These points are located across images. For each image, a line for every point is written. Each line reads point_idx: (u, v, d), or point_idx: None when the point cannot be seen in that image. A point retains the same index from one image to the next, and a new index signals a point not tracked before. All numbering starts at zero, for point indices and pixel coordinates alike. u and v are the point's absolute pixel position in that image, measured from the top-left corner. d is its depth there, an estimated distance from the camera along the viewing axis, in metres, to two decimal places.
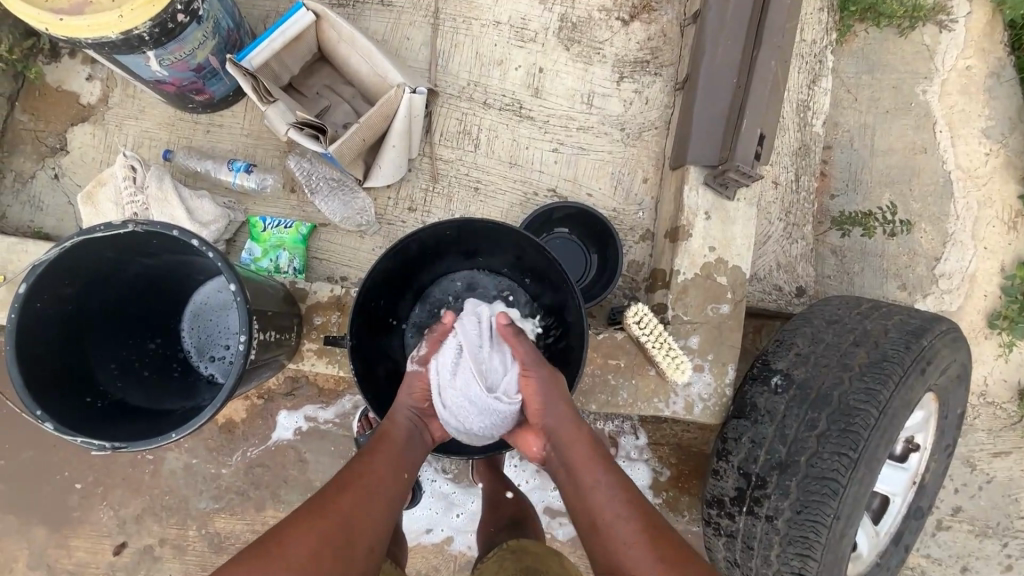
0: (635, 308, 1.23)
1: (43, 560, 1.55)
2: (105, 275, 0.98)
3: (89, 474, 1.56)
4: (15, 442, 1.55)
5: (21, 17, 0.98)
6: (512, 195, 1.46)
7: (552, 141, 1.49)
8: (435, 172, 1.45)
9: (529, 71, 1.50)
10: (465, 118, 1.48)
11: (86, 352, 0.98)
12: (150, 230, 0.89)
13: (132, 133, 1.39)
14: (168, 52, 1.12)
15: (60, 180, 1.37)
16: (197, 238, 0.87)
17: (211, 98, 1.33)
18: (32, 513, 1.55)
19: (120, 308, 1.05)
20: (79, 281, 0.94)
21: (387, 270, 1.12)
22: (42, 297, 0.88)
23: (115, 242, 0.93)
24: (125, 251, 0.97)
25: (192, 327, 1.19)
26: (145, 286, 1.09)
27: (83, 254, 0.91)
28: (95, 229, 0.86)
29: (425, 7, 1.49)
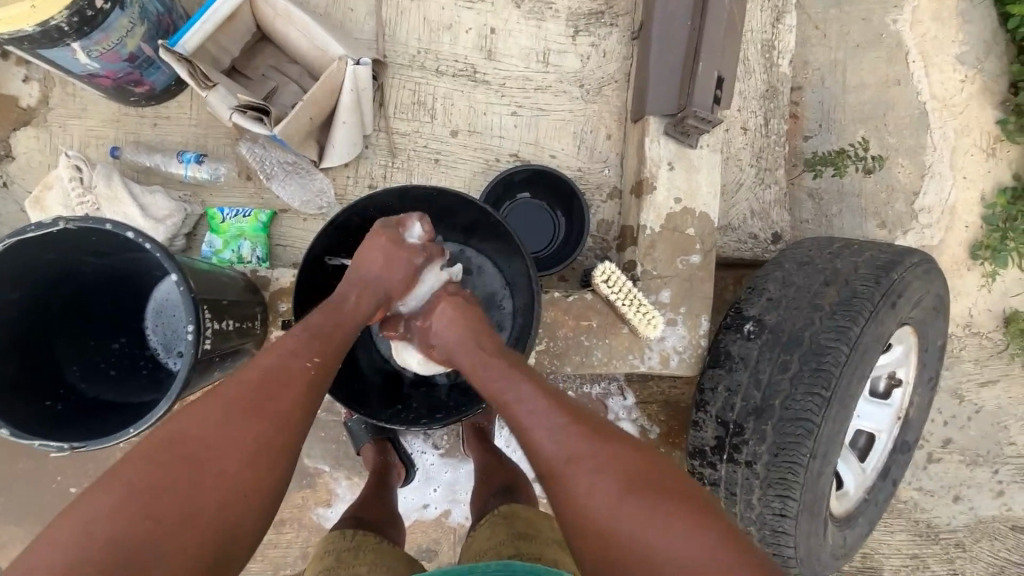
0: (602, 267, 1.21)
1: None
2: (52, 278, 0.96)
3: (83, 479, 1.57)
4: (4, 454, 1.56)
5: None
6: (474, 163, 1.43)
7: (510, 104, 1.45)
8: (392, 146, 1.41)
9: (480, 33, 1.45)
10: (418, 88, 1.43)
11: (42, 355, 0.97)
12: (85, 227, 0.86)
13: (78, 133, 1.35)
14: (94, 43, 1.08)
15: (10, 188, 1.34)
16: (133, 231, 0.85)
17: (151, 88, 1.28)
18: (31, 522, 1.57)
19: (74, 310, 1.04)
20: (24, 286, 0.92)
21: (331, 242, 1.11)
22: None
23: (53, 244, 0.90)
24: (66, 251, 0.94)
25: (156, 323, 1.16)
26: (100, 287, 1.07)
27: (22, 258, 0.89)
28: (27, 230, 0.84)
29: None
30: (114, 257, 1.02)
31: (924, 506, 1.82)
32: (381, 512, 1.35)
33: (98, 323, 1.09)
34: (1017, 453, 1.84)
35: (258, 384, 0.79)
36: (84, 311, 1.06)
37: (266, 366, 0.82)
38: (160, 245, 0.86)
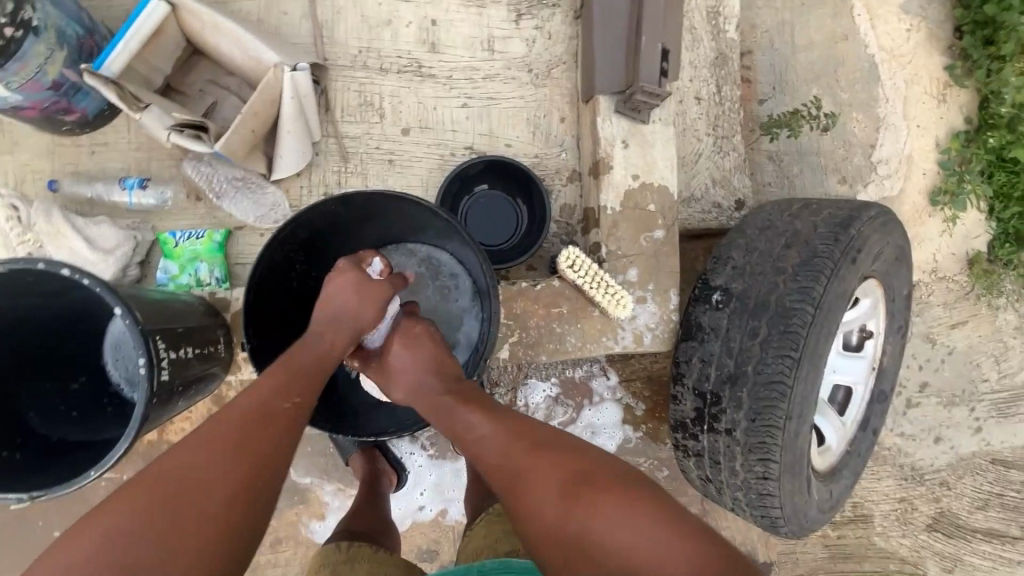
0: (567, 253, 1.21)
1: None
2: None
3: None
4: None
5: None
6: (430, 160, 1.40)
7: (459, 96, 1.42)
8: (343, 151, 1.38)
9: (421, 25, 1.41)
10: (364, 88, 1.40)
11: None
12: (16, 269, 0.82)
13: (12, 168, 1.29)
14: (11, 73, 1.06)
15: None
16: (68, 266, 0.81)
17: (83, 115, 1.23)
18: None
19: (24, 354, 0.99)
20: None
21: (280, 260, 1.09)
22: None
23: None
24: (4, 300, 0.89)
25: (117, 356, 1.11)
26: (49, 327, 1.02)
27: None
28: None
29: None
30: (58, 300, 0.96)
31: (907, 451, 1.87)
32: (375, 521, 1.35)
33: (53, 364, 1.05)
34: (990, 389, 1.90)
35: (242, 421, 0.80)
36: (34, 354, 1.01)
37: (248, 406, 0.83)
38: (99, 278, 0.82)
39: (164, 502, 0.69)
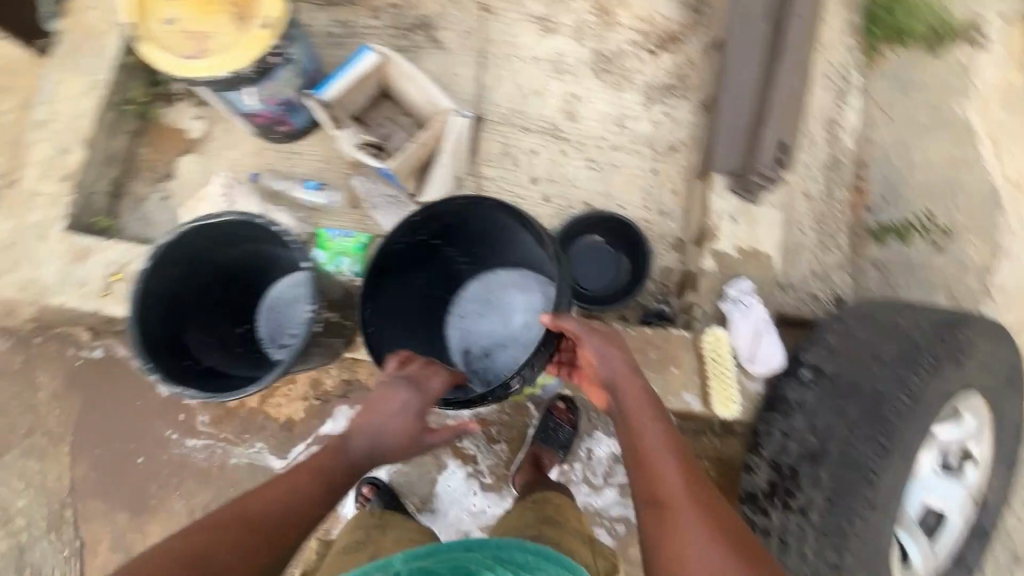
0: (710, 330, 1.28)
1: (123, 544, 1.85)
2: (206, 265, 1.26)
3: (172, 465, 1.87)
4: (123, 434, 1.89)
5: (167, 72, 1.27)
6: (550, 208, 1.60)
7: (586, 159, 1.62)
8: (479, 188, 1.61)
9: (566, 98, 1.66)
10: (507, 138, 1.64)
11: (184, 325, 1.25)
12: (239, 220, 1.19)
13: (227, 160, 1.63)
14: (262, 88, 1.37)
15: (168, 201, 1.61)
16: (276, 224, 1.17)
17: (292, 128, 1.56)
18: (118, 502, 1.87)
19: (212, 300, 1.31)
20: (181, 266, 1.20)
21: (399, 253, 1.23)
22: (155, 274, 1.15)
23: (214, 236, 1.21)
24: (225, 241, 1.24)
25: (270, 322, 1.37)
26: (232, 278, 1.33)
27: (187, 245, 1.19)
28: (200, 219, 1.16)
29: (474, 48, 1.71)
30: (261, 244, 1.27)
31: None
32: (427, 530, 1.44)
33: (228, 312, 1.35)
34: None
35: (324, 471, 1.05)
36: (220, 303, 1.33)
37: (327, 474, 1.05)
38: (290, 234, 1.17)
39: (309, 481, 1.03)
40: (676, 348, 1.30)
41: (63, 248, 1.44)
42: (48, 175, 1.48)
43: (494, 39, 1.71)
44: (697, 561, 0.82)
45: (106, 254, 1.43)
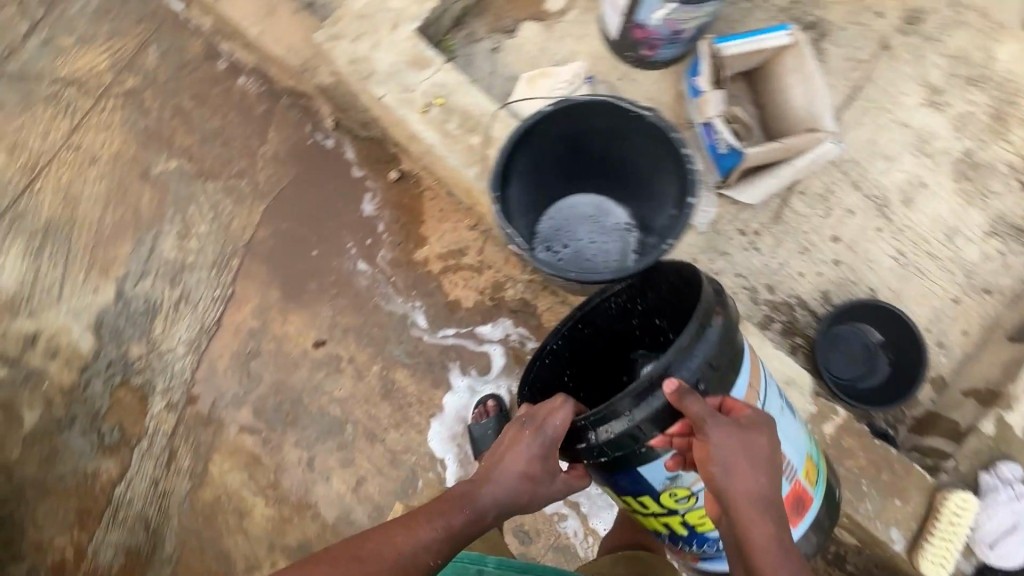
0: (963, 494, 1.21)
1: (262, 315, 1.91)
2: (578, 137, 1.32)
3: (336, 275, 1.92)
4: (312, 224, 1.94)
5: None
6: (834, 274, 1.50)
7: (896, 249, 1.51)
8: (779, 214, 1.51)
9: (911, 180, 1.53)
10: (832, 185, 1.53)
11: (523, 163, 1.30)
12: (654, 123, 1.20)
13: (567, 49, 1.57)
14: (681, 10, 1.30)
15: (495, 54, 1.58)
16: (689, 154, 1.18)
17: (649, 58, 1.49)
18: (277, 278, 1.93)
19: (550, 165, 1.37)
20: (571, 122, 1.26)
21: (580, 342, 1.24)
22: (558, 114, 1.23)
23: (616, 120, 1.26)
24: (637, 153, 1.30)
25: (568, 211, 1.47)
26: (576, 160, 1.39)
27: (597, 109, 1.24)
28: (630, 102, 1.19)
29: (850, 79, 1.58)
30: (649, 180, 1.33)
31: None
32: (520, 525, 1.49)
33: (547, 181, 1.41)
34: None
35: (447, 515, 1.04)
36: (550, 171, 1.39)
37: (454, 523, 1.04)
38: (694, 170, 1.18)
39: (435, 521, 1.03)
40: (908, 484, 1.24)
41: (406, 48, 1.43)
42: None
43: (876, 81, 1.57)
44: None
45: (439, 76, 1.42)
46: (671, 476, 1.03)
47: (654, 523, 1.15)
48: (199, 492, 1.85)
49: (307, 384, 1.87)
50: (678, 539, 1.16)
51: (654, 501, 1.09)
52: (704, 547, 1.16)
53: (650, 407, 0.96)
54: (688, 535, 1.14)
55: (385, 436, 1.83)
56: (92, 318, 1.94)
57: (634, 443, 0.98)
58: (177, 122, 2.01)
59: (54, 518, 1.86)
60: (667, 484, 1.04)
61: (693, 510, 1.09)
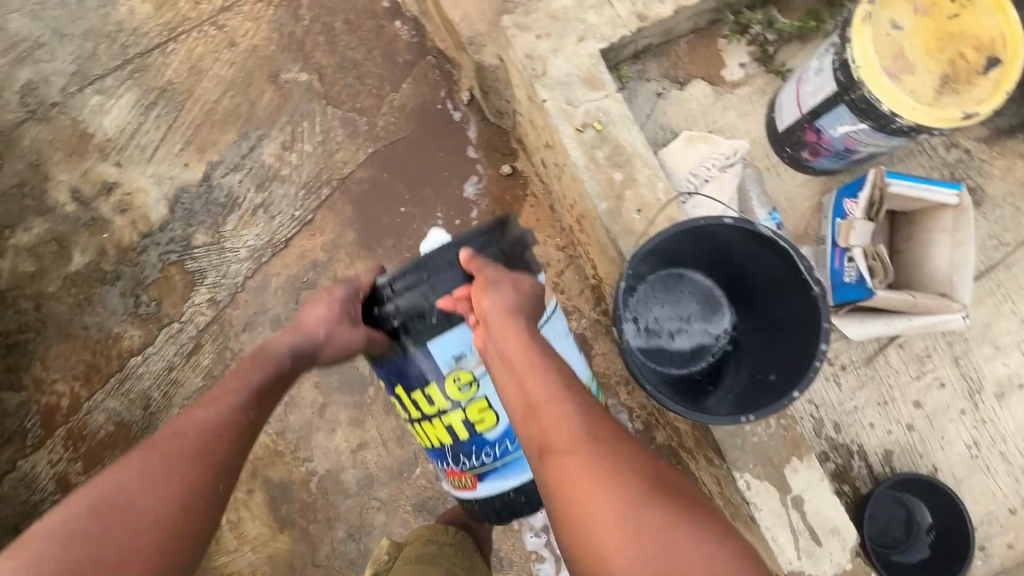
0: None
1: (331, 250, 1.91)
2: (754, 256, 1.20)
3: (414, 242, 1.90)
4: (410, 185, 1.93)
5: (851, 53, 1.15)
6: (903, 437, 1.46)
7: (972, 437, 1.47)
8: (872, 359, 1.48)
9: (1012, 376, 1.49)
10: (934, 351, 1.49)
11: (703, 238, 1.20)
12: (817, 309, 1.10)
13: (728, 122, 1.56)
14: (867, 133, 1.27)
15: (658, 100, 1.56)
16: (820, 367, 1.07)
17: (807, 160, 1.47)
18: (358, 222, 1.92)
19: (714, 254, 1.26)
20: (763, 244, 1.15)
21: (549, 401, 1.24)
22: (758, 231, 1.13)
23: (792, 277, 1.15)
24: (785, 299, 1.19)
25: (680, 285, 1.34)
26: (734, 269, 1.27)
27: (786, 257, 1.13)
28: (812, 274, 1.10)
29: (988, 255, 1.54)
30: (776, 328, 1.22)
31: None
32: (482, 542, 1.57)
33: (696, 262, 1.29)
34: None
35: (230, 430, 0.97)
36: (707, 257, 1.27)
37: (222, 426, 0.97)
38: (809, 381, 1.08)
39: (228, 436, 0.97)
40: None
41: (584, 64, 1.41)
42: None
43: (1013, 267, 1.53)
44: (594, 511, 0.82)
45: (606, 101, 1.40)
46: (457, 356, 1.07)
47: (429, 430, 1.18)
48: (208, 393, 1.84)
49: None
50: (459, 449, 1.16)
51: (438, 394, 1.10)
52: (487, 458, 1.16)
53: (451, 276, 1.02)
54: (453, 437, 1.16)
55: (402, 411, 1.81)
56: (172, 191, 1.94)
57: (424, 309, 1.02)
58: (323, 39, 2.01)
59: (63, 364, 1.85)
60: (452, 366, 1.08)
61: (474, 403, 1.11)
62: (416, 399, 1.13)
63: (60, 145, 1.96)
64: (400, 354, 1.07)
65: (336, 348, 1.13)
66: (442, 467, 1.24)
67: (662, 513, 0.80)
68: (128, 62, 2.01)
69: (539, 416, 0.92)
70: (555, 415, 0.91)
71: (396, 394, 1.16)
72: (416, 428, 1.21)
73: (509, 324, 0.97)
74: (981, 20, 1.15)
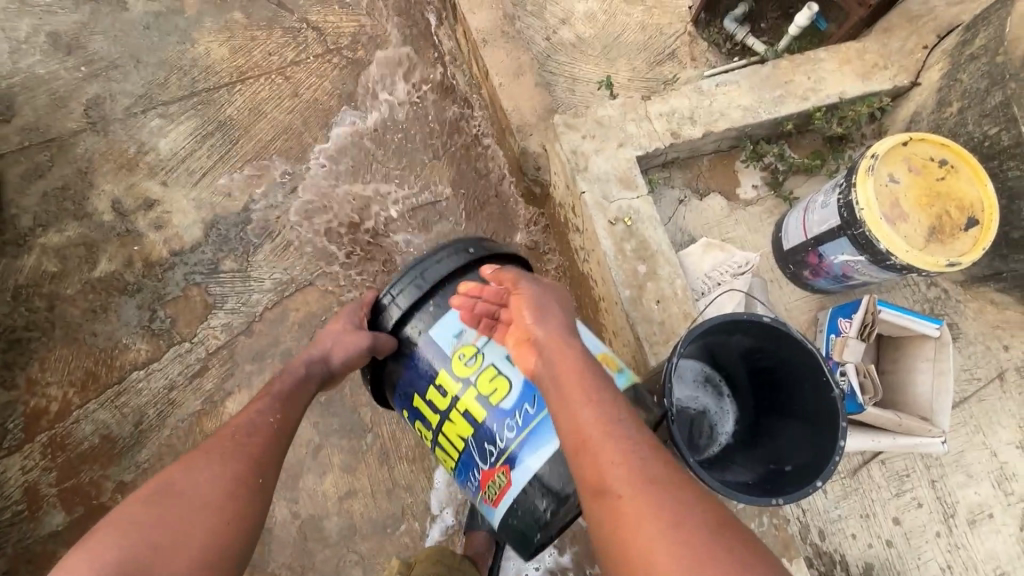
0: None
1: (353, 294, 1.98)
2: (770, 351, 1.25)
3: None
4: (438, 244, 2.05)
5: (854, 196, 1.34)
6: (883, 555, 1.52)
7: (946, 562, 1.53)
8: (857, 471, 1.56)
9: (982, 506, 1.58)
10: (913, 471, 1.58)
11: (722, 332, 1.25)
12: (834, 407, 1.14)
13: (740, 234, 1.74)
14: (863, 264, 1.43)
15: (679, 205, 1.75)
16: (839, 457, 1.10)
17: (808, 280, 1.63)
18: (384, 271, 2.01)
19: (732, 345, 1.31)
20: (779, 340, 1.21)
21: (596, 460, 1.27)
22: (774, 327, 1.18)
23: (807, 368, 1.20)
24: (799, 396, 1.23)
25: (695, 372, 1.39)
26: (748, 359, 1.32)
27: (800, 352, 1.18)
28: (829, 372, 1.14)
29: (961, 387, 1.68)
30: (789, 419, 1.26)
31: None
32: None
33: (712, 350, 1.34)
34: None
35: (261, 433, 1.11)
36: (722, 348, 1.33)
37: (254, 430, 1.11)
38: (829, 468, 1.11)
39: (257, 441, 1.09)
40: None
41: (622, 165, 1.59)
42: (666, 118, 1.65)
43: (983, 401, 1.68)
44: (657, 558, 0.77)
45: (637, 201, 1.55)
46: (458, 334, 1.24)
47: (451, 430, 1.24)
48: (204, 419, 1.83)
49: (355, 377, 1.87)
50: (477, 436, 1.20)
51: (447, 377, 1.23)
52: (501, 441, 1.18)
53: (438, 267, 1.28)
54: (471, 425, 1.21)
55: (396, 464, 1.80)
56: (210, 216, 2.02)
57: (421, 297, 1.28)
58: (378, 100, 2.17)
59: (62, 368, 1.84)
60: (454, 344, 1.23)
61: (483, 374, 1.21)
62: (433, 397, 1.26)
63: (112, 158, 2.05)
64: (409, 350, 1.28)
65: (345, 352, 1.28)
66: (475, 483, 1.24)
67: (724, 550, 0.76)
68: (193, 94, 2.15)
69: (591, 454, 0.90)
70: (600, 439, 0.91)
71: (416, 403, 1.30)
72: (442, 443, 1.28)
73: (561, 347, 1.06)
74: (963, 186, 1.36)
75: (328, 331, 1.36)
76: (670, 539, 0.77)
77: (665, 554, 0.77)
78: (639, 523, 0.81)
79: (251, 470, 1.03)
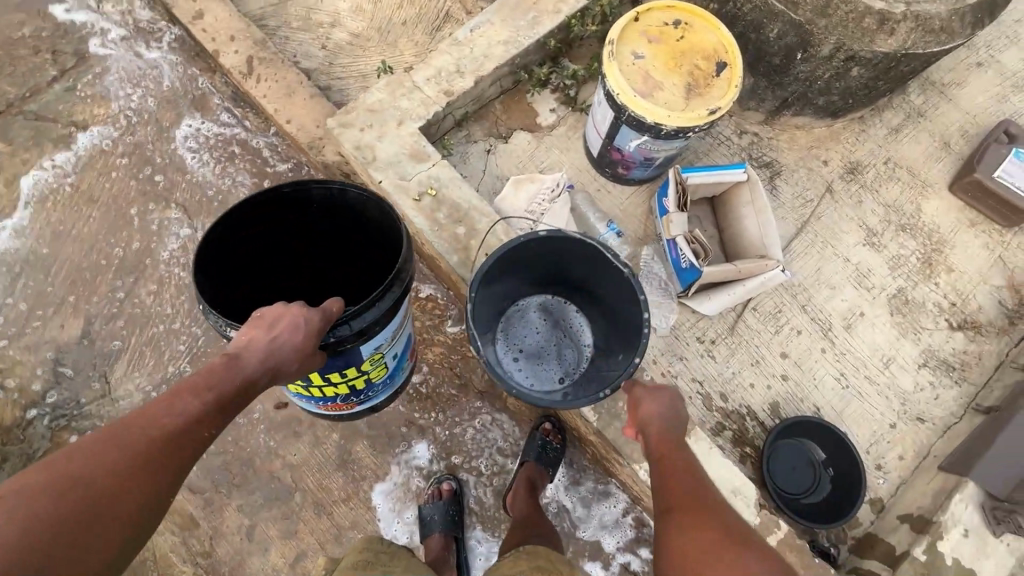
0: None
1: None
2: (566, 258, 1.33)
3: None
4: None
5: (608, 85, 1.37)
6: (784, 390, 1.60)
7: (839, 371, 1.63)
8: (734, 326, 1.64)
9: (852, 309, 1.68)
10: (783, 306, 1.67)
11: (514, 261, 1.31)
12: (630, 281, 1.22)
13: (554, 159, 1.76)
14: (652, 142, 1.46)
15: (489, 155, 1.75)
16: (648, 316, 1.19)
17: (625, 175, 1.66)
18: None
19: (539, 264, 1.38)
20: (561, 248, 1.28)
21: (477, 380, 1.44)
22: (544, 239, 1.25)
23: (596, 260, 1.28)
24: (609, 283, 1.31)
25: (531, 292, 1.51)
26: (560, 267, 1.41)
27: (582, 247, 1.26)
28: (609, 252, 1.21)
29: (800, 213, 1.77)
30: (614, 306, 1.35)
31: None
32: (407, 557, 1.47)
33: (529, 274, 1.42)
34: None
35: (193, 421, 0.86)
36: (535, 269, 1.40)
37: (183, 421, 0.86)
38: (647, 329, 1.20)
39: (178, 442, 0.84)
40: None
41: (408, 141, 1.57)
42: (434, 81, 1.63)
43: (822, 217, 1.77)
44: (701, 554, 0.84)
45: (435, 169, 1.55)
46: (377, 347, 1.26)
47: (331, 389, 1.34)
48: None
49: (262, 447, 1.82)
50: (349, 393, 1.40)
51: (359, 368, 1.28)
52: (360, 397, 1.46)
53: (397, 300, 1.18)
54: (351, 390, 1.39)
55: (334, 509, 1.77)
56: (51, 357, 1.90)
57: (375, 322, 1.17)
58: (180, 173, 2.08)
59: None
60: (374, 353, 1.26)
61: (378, 368, 1.36)
62: (338, 374, 1.27)
63: None
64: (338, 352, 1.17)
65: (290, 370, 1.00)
66: (316, 404, 1.44)
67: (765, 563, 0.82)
68: None
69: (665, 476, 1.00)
70: (674, 470, 1.00)
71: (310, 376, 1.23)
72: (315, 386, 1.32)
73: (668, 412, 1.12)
74: (703, 37, 1.41)
75: (278, 330, 1.00)
76: (718, 547, 0.84)
77: (708, 551, 0.84)
78: (693, 532, 0.88)
79: (157, 481, 0.80)
